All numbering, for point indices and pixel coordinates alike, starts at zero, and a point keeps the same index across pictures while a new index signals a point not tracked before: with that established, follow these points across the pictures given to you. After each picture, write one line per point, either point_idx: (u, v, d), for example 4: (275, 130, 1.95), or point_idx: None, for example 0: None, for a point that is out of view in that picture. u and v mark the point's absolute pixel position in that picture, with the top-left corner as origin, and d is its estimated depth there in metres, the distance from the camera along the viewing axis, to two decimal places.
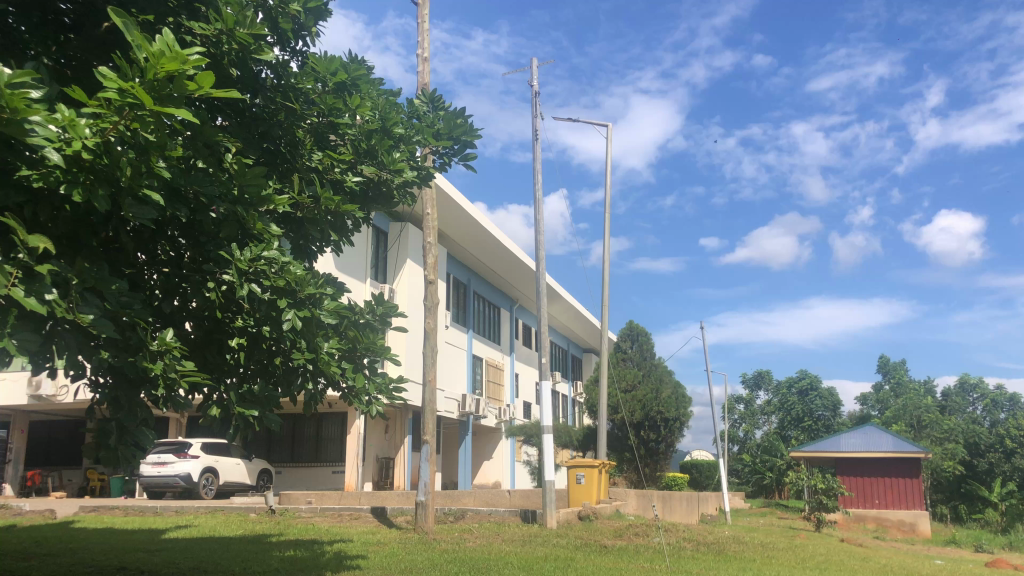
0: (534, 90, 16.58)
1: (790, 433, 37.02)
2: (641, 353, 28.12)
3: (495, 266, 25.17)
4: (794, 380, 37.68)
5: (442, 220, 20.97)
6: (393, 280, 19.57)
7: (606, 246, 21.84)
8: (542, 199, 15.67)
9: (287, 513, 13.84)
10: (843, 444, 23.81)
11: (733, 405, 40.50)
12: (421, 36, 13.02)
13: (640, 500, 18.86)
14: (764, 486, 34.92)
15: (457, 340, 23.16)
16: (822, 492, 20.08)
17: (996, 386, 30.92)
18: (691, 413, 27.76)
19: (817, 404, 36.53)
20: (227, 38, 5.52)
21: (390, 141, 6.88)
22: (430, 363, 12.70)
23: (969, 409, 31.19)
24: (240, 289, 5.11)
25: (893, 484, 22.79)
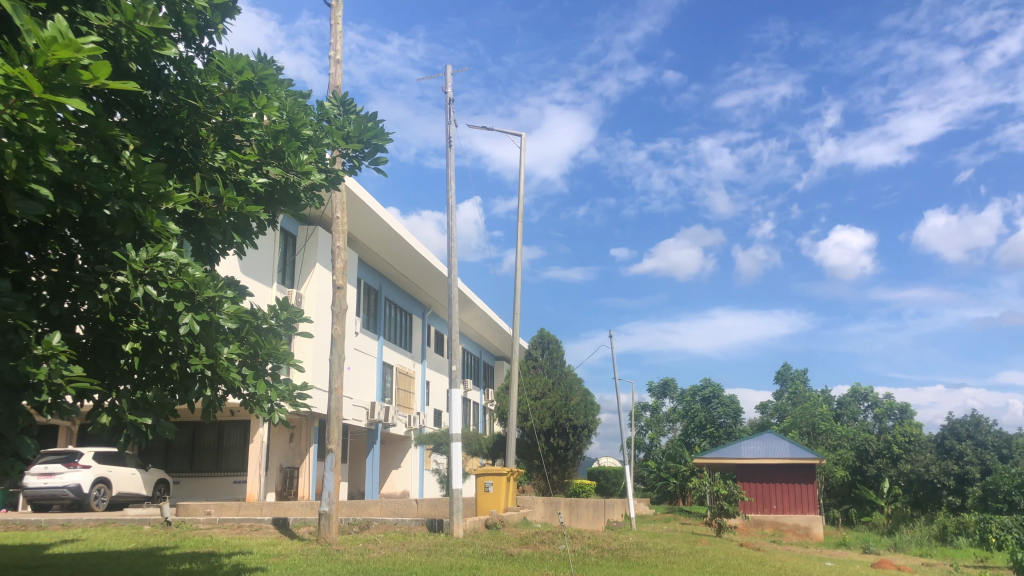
0: (449, 96, 16.58)
1: (694, 440, 38.01)
2: (551, 361, 28.37)
3: (407, 272, 24.98)
4: (697, 388, 38.70)
5: (355, 226, 20.71)
6: (301, 284, 19.18)
7: (518, 254, 22.00)
8: (455, 206, 15.66)
9: (184, 524, 13.33)
10: (744, 450, 24.57)
11: (639, 412, 41.33)
12: (334, 38, 12.83)
13: (547, 507, 18.97)
14: (668, 492, 35.72)
15: (367, 347, 22.85)
16: (724, 498, 20.64)
17: (885, 396, 32.48)
18: (599, 420, 28.18)
19: (719, 412, 37.59)
20: (125, 31, 5.29)
21: (298, 142, 6.74)
22: (337, 370, 12.46)
23: (861, 417, 32.69)
24: (135, 291, 4.88)
25: (790, 489, 23.65)
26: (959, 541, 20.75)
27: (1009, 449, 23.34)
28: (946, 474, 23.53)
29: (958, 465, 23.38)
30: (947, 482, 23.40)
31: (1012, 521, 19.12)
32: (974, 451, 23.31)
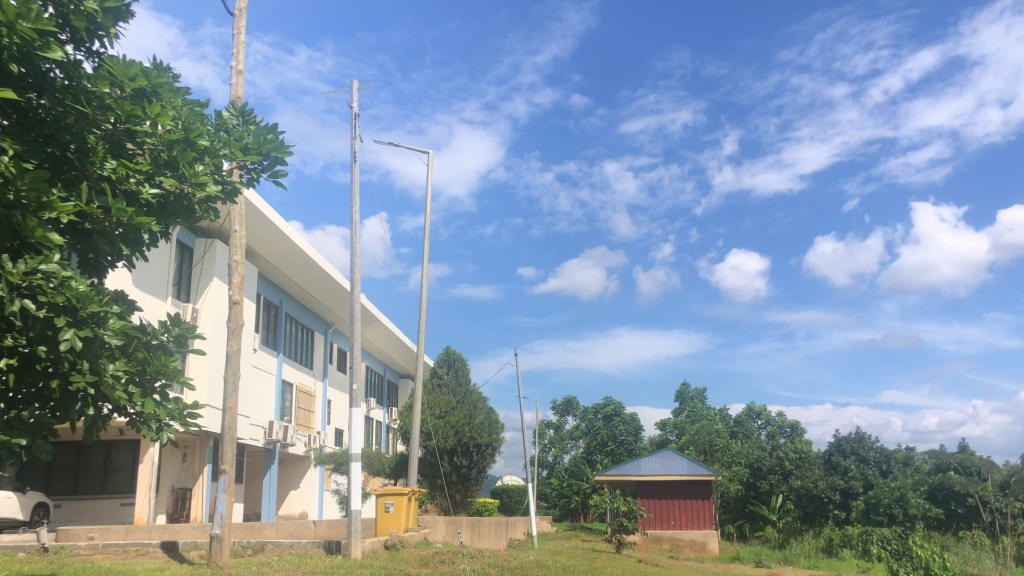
0: (354, 111, 16.41)
1: (596, 457, 38.51)
2: (456, 379, 28.26)
3: (309, 287, 24.50)
4: (600, 406, 39.27)
5: (255, 240, 20.21)
6: (197, 299, 18.53)
7: (424, 271, 21.89)
8: (359, 221, 15.47)
9: (63, 551, 12.59)
10: (643, 467, 25.05)
11: (543, 430, 41.61)
12: (236, 47, 12.52)
13: (448, 526, 18.81)
14: (570, 510, 36.04)
15: (266, 364, 22.24)
16: (624, 515, 20.95)
17: (778, 414, 33.72)
18: (503, 439, 28.25)
19: (620, 429, 38.24)
20: (6, 30, 5.01)
21: (193, 153, 6.52)
22: (233, 387, 12.05)
23: (755, 434, 33.84)
24: (10, 305, 4.61)
25: (687, 505, 24.23)
26: (843, 553, 21.67)
27: (889, 464, 24.64)
28: (832, 489, 24.57)
29: (843, 480, 24.48)
30: (833, 496, 24.42)
31: (891, 533, 20.12)
32: (857, 466, 24.56)
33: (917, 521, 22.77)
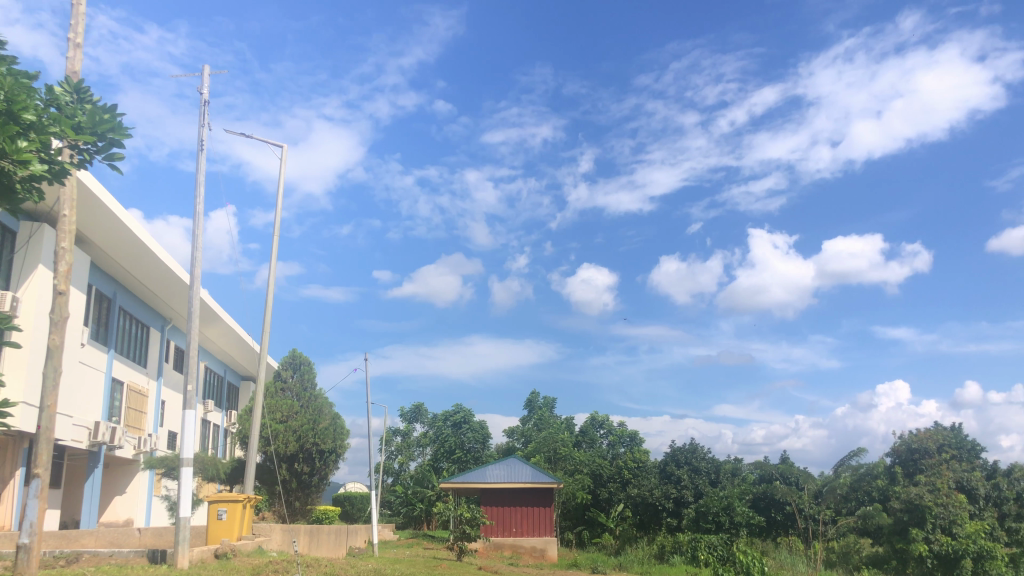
0: (203, 97, 15.64)
1: (442, 465, 38.43)
2: (301, 383, 27.45)
3: (146, 280, 23.07)
4: (449, 413, 39.28)
5: (89, 227, 18.85)
6: (18, 288, 17.05)
7: (272, 269, 21.12)
8: (203, 213, 14.73)
9: None
10: (488, 474, 25.22)
11: (390, 437, 41.13)
12: (75, 19, 11.63)
13: (284, 534, 18.19)
14: (414, 517, 36.06)
15: (94, 360, 20.75)
16: (466, 522, 20.97)
17: (619, 424, 34.91)
18: (347, 445, 27.71)
19: (467, 437, 38.37)
20: None
21: (16, 127, 5.99)
22: (52, 384, 11.14)
23: (597, 443, 34.88)
24: None
25: (528, 513, 24.60)
26: (674, 559, 22.63)
27: (717, 475, 26.03)
28: (666, 497, 25.65)
29: (676, 489, 25.65)
30: (666, 504, 25.51)
31: (717, 540, 21.23)
32: (689, 476, 25.88)
33: (741, 529, 24.10)
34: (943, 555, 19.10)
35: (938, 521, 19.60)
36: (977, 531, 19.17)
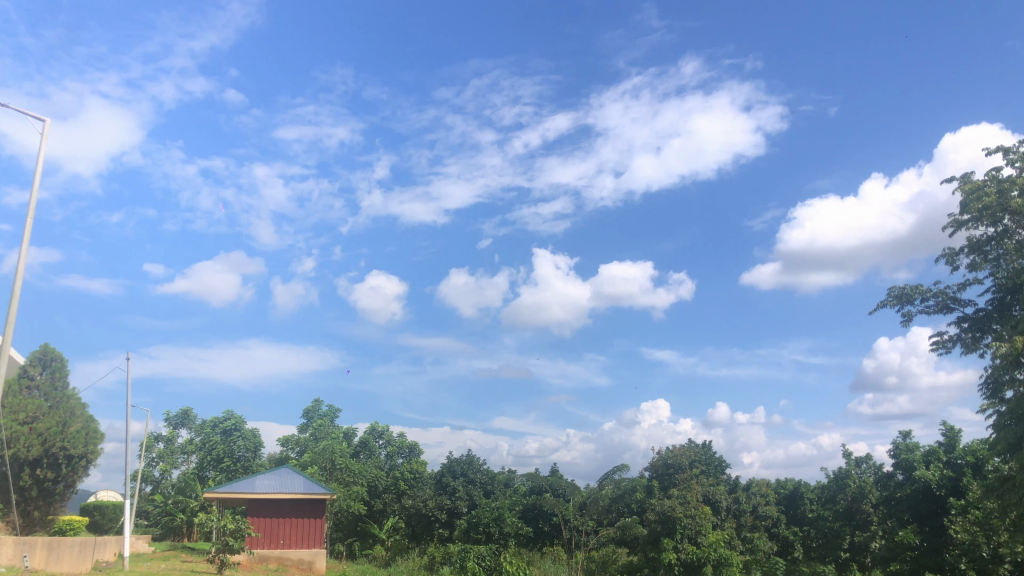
0: None
1: (207, 473, 36.17)
2: (51, 382, 24.93)
3: None
4: (218, 420, 37.14)
5: None
6: None
7: (23, 254, 18.89)
8: None
9: None
10: (257, 484, 24.03)
11: (151, 443, 38.15)
12: None
13: (16, 549, 16.30)
14: (172, 528, 33.63)
15: None
16: (229, 534, 19.82)
17: (399, 434, 34.72)
18: (100, 451, 25.44)
19: (238, 445, 36.64)
20: None
21: None
22: None
23: (374, 454, 34.41)
24: None
25: (298, 524, 23.75)
26: (443, 570, 22.73)
27: (492, 486, 26.66)
28: (439, 508, 25.79)
29: (450, 499, 25.90)
30: (439, 515, 25.64)
31: (485, 550, 21.61)
32: (464, 487, 26.29)
33: (509, 539, 24.49)
34: (688, 562, 20.60)
35: (686, 532, 21.18)
36: (717, 540, 20.96)
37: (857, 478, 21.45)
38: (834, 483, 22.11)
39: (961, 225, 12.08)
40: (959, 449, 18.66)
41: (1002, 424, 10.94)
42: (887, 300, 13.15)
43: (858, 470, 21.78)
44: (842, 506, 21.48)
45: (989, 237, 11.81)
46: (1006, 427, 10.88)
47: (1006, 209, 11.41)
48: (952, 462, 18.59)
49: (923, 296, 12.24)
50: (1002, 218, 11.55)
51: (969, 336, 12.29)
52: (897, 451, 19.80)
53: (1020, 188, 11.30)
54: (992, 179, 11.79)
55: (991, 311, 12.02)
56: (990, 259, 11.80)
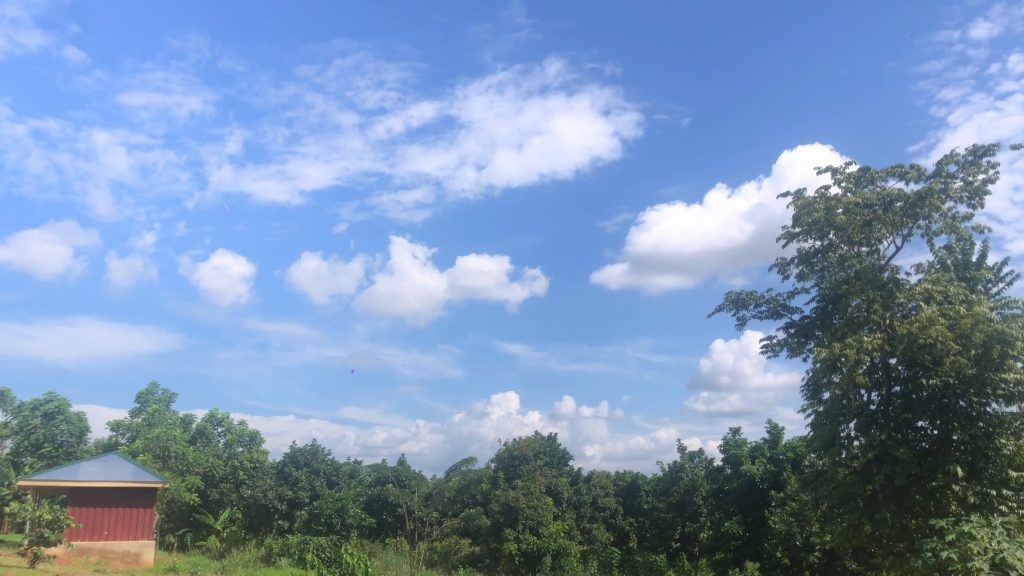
0: None
1: (24, 460, 33.47)
2: None
3: None
4: (39, 403, 34.42)
5: None
6: None
7: None
8: None
9: None
10: (80, 471, 22.15)
11: None
12: None
13: None
14: None
15: None
16: (46, 525, 18.39)
17: (240, 422, 33.45)
18: None
19: (61, 430, 34.15)
20: None
21: None
22: None
23: (213, 442, 33.00)
24: None
25: (125, 514, 22.49)
26: (281, 561, 22.13)
27: (336, 476, 26.41)
28: (280, 499, 25.09)
29: (291, 490, 25.28)
30: (279, 506, 24.94)
31: (326, 541, 21.19)
32: (307, 477, 25.73)
33: (351, 530, 24.16)
34: (529, 552, 21.07)
35: (527, 522, 21.68)
36: (557, 530, 21.58)
37: (690, 471, 22.62)
38: (669, 475, 23.13)
39: (792, 237, 12.97)
40: (781, 445, 20.06)
41: (819, 423, 11.82)
42: (724, 304, 13.93)
43: (691, 463, 22.94)
44: (674, 498, 22.52)
45: (816, 250, 12.74)
46: (823, 425, 11.76)
47: (832, 225, 12.34)
48: (774, 457, 19.97)
49: (757, 302, 13.05)
50: (828, 233, 12.49)
51: (794, 340, 13.23)
52: (726, 446, 20.99)
53: (845, 206, 12.25)
54: (821, 197, 12.73)
55: (815, 319, 12.97)
56: (816, 270, 12.74)
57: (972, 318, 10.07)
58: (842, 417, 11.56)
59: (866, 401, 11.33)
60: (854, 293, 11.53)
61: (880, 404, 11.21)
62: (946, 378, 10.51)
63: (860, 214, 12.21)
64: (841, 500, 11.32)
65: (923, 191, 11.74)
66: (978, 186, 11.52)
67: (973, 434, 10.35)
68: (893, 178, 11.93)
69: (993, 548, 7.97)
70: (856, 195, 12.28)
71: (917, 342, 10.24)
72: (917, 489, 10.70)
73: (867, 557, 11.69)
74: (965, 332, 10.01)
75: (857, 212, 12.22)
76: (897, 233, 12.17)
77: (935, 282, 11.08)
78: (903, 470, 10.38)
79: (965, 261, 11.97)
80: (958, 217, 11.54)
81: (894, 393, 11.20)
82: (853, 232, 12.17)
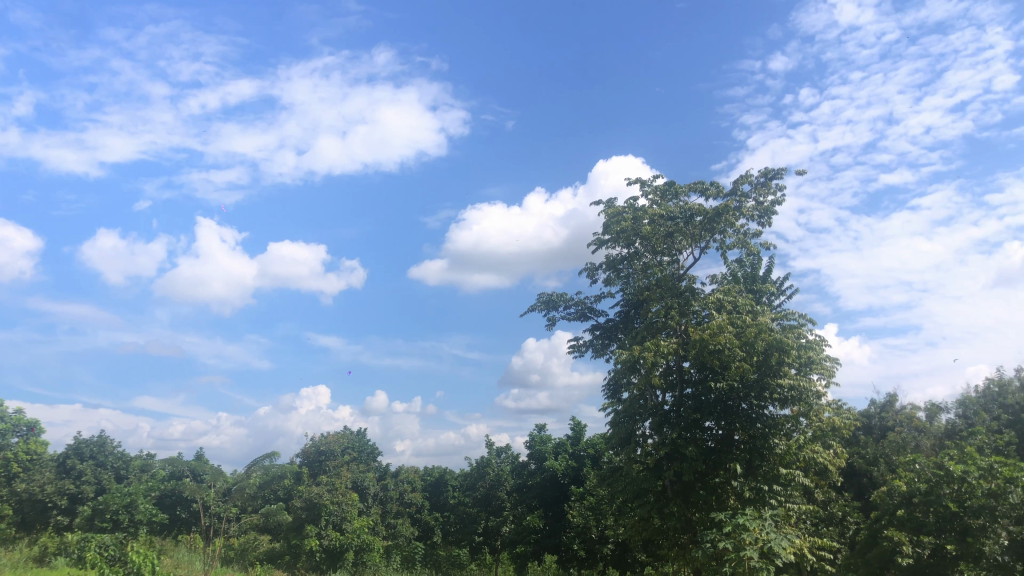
0: None
1: None
2: None
3: None
4: None
5: None
6: None
7: None
8: None
9: None
10: None
11: None
12: None
13: None
14: None
15: None
16: None
17: (14, 409, 30.46)
18: None
19: None
20: None
21: None
22: None
23: None
24: None
25: None
26: (56, 561, 20.35)
27: (125, 470, 24.93)
28: (59, 494, 23.08)
29: (73, 485, 23.38)
30: (58, 501, 22.94)
31: (108, 539, 19.61)
32: (92, 470, 24.03)
33: (140, 527, 22.58)
34: (331, 548, 20.69)
35: (330, 518, 21.25)
36: (362, 526, 21.48)
37: (496, 466, 23.07)
38: (475, 471, 23.45)
39: (602, 244, 13.51)
40: (583, 442, 20.99)
41: (618, 421, 12.42)
42: (536, 304, 14.29)
43: (497, 459, 23.43)
44: (480, 493, 22.72)
45: (623, 257, 13.36)
46: (621, 423, 12.37)
47: (637, 234, 12.97)
48: (576, 453, 20.87)
49: (567, 303, 13.48)
50: (634, 241, 13.12)
51: (599, 342, 13.79)
52: (532, 442, 21.57)
53: (650, 217, 12.92)
54: (630, 207, 13.35)
55: (618, 322, 13.58)
56: (622, 276, 13.35)
57: (756, 328, 10.96)
58: (638, 416, 12.17)
59: (661, 401, 12.00)
60: (654, 299, 12.16)
61: (673, 405, 11.90)
62: (732, 382, 11.36)
63: (663, 226, 12.94)
64: (634, 495, 11.94)
65: (719, 208, 12.65)
66: (767, 207, 12.54)
67: (752, 434, 11.26)
68: (694, 194, 12.74)
69: (762, 538, 8.71)
70: (661, 207, 13.00)
71: (707, 347, 10.98)
72: (702, 484, 11.46)
73: (655, 549, 12.42)
74: (749, 340, 10.87)
75: (660, 224, 12.93)
76: (695, 245, 13.08)
77: (726, 292, 11.95)
78: (690, 467, 11.08)
79: (752, 275, 13.04)
80: (748, 233, 12.50)
81: (685, 394, 11.93)
82: (657, 242, 12.87)
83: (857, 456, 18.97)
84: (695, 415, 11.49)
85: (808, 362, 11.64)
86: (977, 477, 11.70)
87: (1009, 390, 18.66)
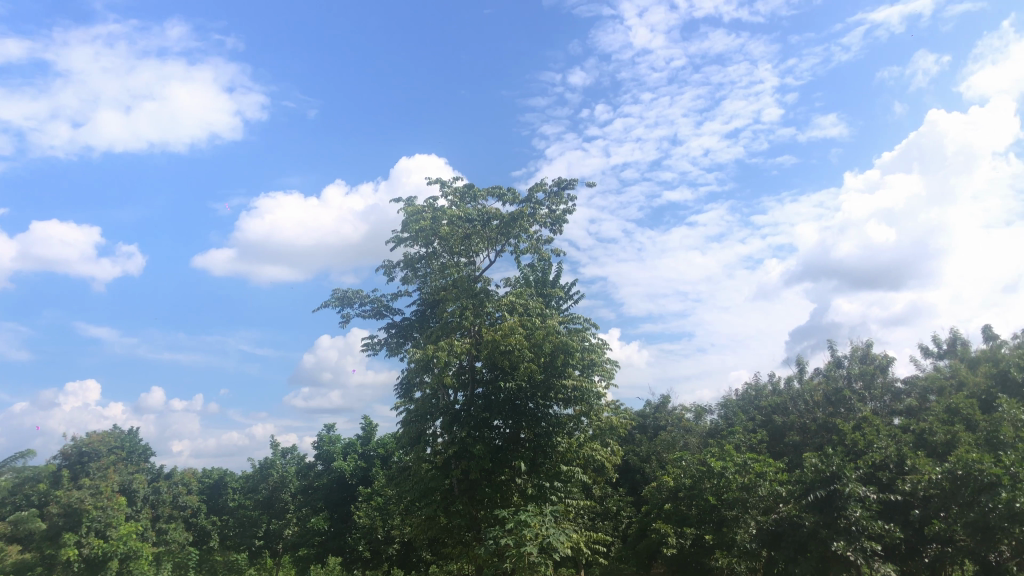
0: None
1: None
2: None
3: None
4: None
5: None
6: None
7: None
8: None
9: None
10: None
11: None
12: None
13: None
14: None
15: None
16: None
17: None
18: None
19: None
20: None
21: None
22: None
23: None
24: None
25: None
26: None
27: None
28: None
29: None
30: None
31: None
32: None
33: None
34: (92, 557, 19.34)
35: (93, 525, 19.68)
36: (128, 531, 20.39)
37: (281, 468, 22.33)
38: (257, 472, 22.57)
39: (400, 242, 13.44)
40: (373, 442, 20.82)
41: (409, 420, 12.39)
42: (330, 300, 13.98)
43: (282, 460, 22.66)
44: (262, 495, 21.86)
45: (421, 256, 13.33)
46: (412, 422, 12.37)
47: (436, 234, 12.99)
48: (364, 453, 20.69)
49: (362, 300, 13.28)
50: (433, 241, 13.15)
51: (394, 341, 13.70)
52: (321, 442, 21.05)
53: (449, 218, 13.02)
54: (429, 206, 13.39)
55: (414, 321, 13.58)
56: (419, 275, 13.35)
57: (544, 330, 11.37)
58: (429, 416, 12.19)
59: (452, 400, 12.12)
60: (449, 299, 12.26)
61: (463, 404, 12.02)
62: (520, 382, 11.67)
63: (461, 227, 13.09)
64: (421, 494, 11.91)
65: (515, 214, 13.02)
66: (559, 216, 13.05)
67: (536, 433, 11.83)
68: (492, 198, 12.99)
69: (542, 534, 9.02)
70: (459, 209, 13.13)
71: (498, 348, 11.14)
72: (487, 482, 11.60)
73: (439, 548, 12.53)
74: (537, 341, 11.27)
75: (458, 225, 13.07)
76: (491, 248, 13.38)
77: (518, 295, 12.28)
78: (477, 465, 11.25)
79: (543, 279, 13.50)
80: (541, 239, 12.93)
81: (476, 394, 12.10)
82: (454, 243, 13.00)
83: (632, 453, 20.21)
84: (484, 413, 11.68)
85: (590, 364, 12.26)
86: (734, 472, 12.80)
87: (763, 394, 20.63)
